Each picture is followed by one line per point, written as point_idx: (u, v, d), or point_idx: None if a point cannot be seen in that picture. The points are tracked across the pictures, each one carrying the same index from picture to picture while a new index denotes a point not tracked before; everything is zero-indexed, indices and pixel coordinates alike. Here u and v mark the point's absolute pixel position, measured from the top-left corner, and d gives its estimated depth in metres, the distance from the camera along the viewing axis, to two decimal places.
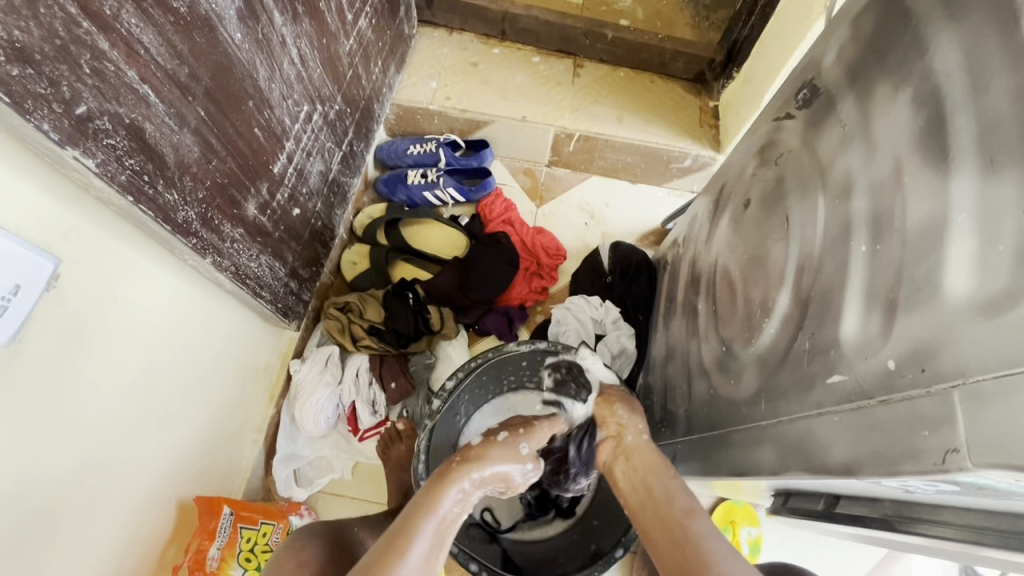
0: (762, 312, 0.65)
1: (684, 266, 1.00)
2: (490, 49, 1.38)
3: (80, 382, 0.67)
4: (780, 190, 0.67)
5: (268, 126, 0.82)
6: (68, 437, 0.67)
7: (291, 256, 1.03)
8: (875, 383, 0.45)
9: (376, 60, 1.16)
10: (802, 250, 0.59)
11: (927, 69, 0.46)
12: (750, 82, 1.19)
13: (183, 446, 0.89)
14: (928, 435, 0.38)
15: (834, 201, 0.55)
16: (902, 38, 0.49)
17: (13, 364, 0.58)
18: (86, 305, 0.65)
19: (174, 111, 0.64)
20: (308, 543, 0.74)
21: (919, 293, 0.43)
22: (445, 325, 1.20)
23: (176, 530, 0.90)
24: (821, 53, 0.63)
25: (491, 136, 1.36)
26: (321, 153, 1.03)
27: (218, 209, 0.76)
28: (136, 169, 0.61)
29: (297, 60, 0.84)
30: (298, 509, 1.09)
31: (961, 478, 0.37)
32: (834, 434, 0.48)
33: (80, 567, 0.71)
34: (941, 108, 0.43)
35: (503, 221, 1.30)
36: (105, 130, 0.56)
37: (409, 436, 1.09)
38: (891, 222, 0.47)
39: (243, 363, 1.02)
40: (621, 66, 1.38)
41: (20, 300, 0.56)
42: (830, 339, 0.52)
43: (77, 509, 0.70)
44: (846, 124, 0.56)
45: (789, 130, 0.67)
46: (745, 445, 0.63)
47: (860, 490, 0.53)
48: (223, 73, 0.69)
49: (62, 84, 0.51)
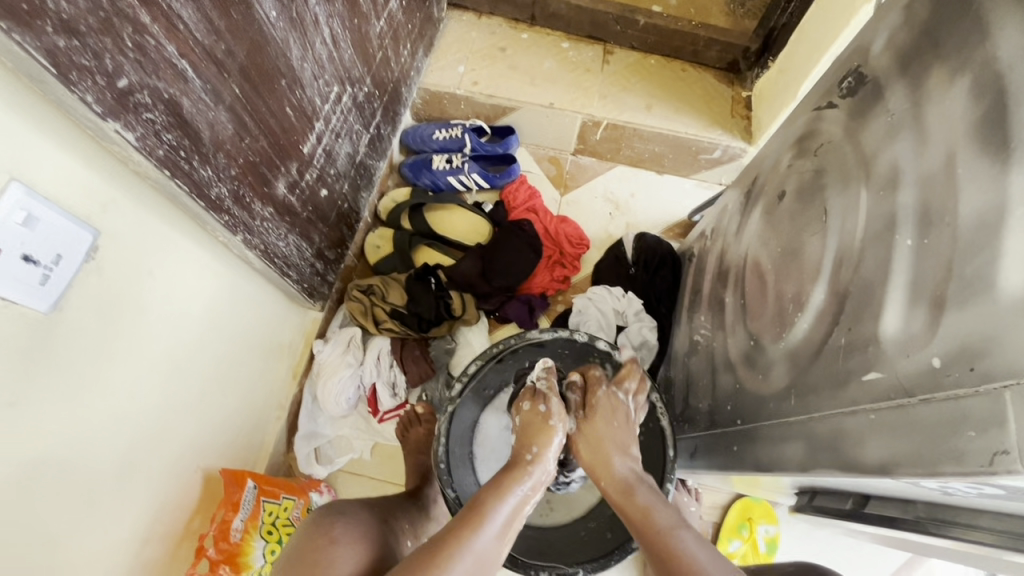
0: (795, 306, 0.63)
1: (711, 259, 0.98)
2: (518, 34, 1.36)
3: (117, 352, 0.69)
4: (819, 182, 0.65)
5: (299, 106, 0.82)
6: (106, 404, 0.69)
7: (317, 238, 1.04)
8: (917, 382, 0.44)
9: (405, 43, 1.15)
10: (840, 243, 0.57)
11: (989, 55, 0.43)
12: (787, 71, 1.15)
13: (211, 419, 0.91)
14: (974, 437, 0.37)
15: (878, 194, 0.53)
16: (962, 24, 0.47)
17: (52, 333, 0.59)
18: (123, 278, 0.66)
19: (211, 87, 0.64)
20: (337, 519, 0.76)
21: (970, 290, 0.41)
22: (467, 311, 1.20)
23: (202, 501, 0.93)
24: (870, 39, 0.60)
25: (516, 122, 1.35)
26: (349, 135, 1.03)
27: (250, 186, 0.77)
28: (173, 144, 0.62)
29: (329, 40, 0.84)
30: (317, 487, 1.11)
31: (1006, 483, 0.36)
32: (869, 433, 0.47)
33: (111, 531, 0.74)
34: (1003, 96, 0.41)
35: (527, 208, 1.29)
36: (145, 105, 0.57)
37: (428, 419, 1.10)
38: (941, 216, 0.45)
39: (269, 341, 1.04)
40: (652, 54, 1.35)
41: (62, 269, 0.58)
42: (869, 334, 0.50)
43: (112, 475, 0.72)
44: (894, 114, 0.54)
45: (830, 119, 0.65)
46: (773, 440, 0.62)
47: (893, 491, 0.52)
48: (258, 51, 0.69)
49: (105, 58, 0.51)
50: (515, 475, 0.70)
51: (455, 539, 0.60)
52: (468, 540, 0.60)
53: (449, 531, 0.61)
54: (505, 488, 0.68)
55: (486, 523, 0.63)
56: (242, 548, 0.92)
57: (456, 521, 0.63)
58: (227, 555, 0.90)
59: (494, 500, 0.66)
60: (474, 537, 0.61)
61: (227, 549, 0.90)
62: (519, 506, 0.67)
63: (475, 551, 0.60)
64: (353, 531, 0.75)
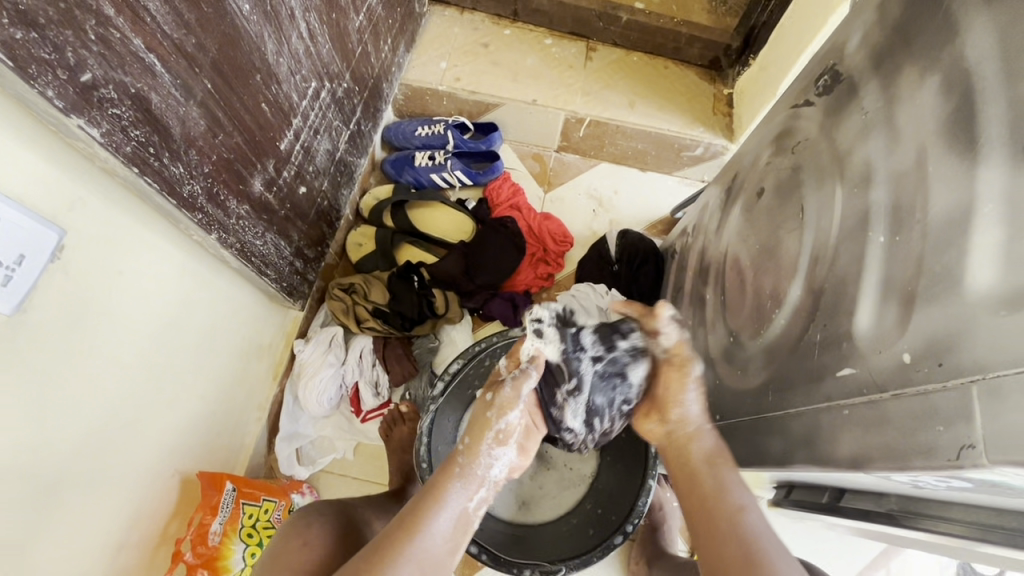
0: (773, 303, 0.64)
1: (692, 256, 0.99)
2: (501, 30, 1.35)
3: (87, 354, 0.67)
4: (796, 179, 0.65)
5: (275, 101, 0.81)
6: (76, 407, 0.67)
7: (297, 236, 1.02)
8: (888, 377, 0.44)
9: (385, 38, 1.14)
10: (816, 239, 0.58)
11: (958, 54, 0.44)
12: (767, 68, 1.16)
13: (187, 421, 0.89)
14: (942, 431, 0.38)
15: (852, 191, 0.54)
16: (932, 23, 0.47)
17: (17, 334, 0.57)
18: (91, 278, 0.65)
19: (181, 82, 0.63)
20: (314, 520, 0.75)
21: (939, 285, 0.42)
22: (450, 309, 1.20)
23: (179, 503, 0.91)
24: (845, 37, 0.61)
25: (500, 119, 1.34)
26: (328, 131, 1.01)
27: (224, 184, 0.76)
28: (142, 140, 0.60)
29: (306, 35, 0.83)
30: (298, 488, 1.10)
31: (973, 475, 0.37)
32: (843, 428, 0.48)
33: (82, 538, 0.72)
34: (970, 95, 0.42)
35: (510, 205, 1.29)
36: (110, 100, 0.55)
37: (412, 418, 1.09)
38: (911, 213, 0.46)
39: (248, 341, 1.03)
40: (634, 51, 1.35)
41: (25, 269, 0.56)
42: (843, 330, 0.51)
43: (83, 479, 0.71)
44: (868, 111, 0.54)
45: (806, 117, 0.66)
46: (751, 435, 0.63)
47: (866, 485, 0.52)
48: (230, 46, 0.67)
49: (66, 50, 0.50)
50: (453, 470, 0.67)
51: (393, 547, 0.60)
52: (405, 549, 0.60)
53: (390, 536, 0.61)
54: (442, 489, 0.65)
55: (427, 523, 0.62)
56: (221, 551, 0.91)
57: (395, 528, 0.62)
58: (205, 559, 0.89)
59: (433, 505, 0.64)
60: (412, 541, 0.61)
61: (206, 553, 0.89)
62: (461, 510, 0.65)
63: (416, 558, 0.60)
64: (327, 531, 0.74)
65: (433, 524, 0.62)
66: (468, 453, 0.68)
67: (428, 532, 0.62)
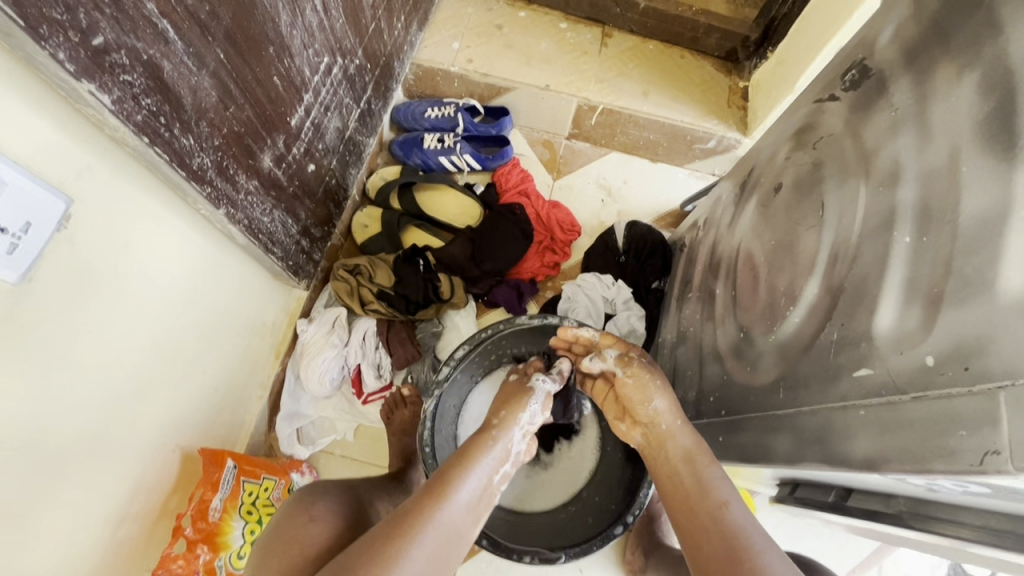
0: (787, 299, 0.63)
1: (703, 250, 0.98)
2: (515, 12, 1.33)
3: (91, 325, 0.66)
4: (816, 175, 0.64)
5: (287, 75, 0.79)
6: (80, 378, 0.66)
7: (304, 214, 1.01)
8: (909, 379, 0.44)
9: (399, 16, 1.11)
10: (836, 237, 0.57)
11: (999, 52, 0.43)
12: (786, 62, 1.14)
13: (188, 397, 0.89)
14: (965, 436, 0.38)
15: (878, 189, 0.53)
16: (973, 19, 0.46)
17: (23, 303, 0.56)
18: (98, 249, 0.64)
19: (193, 51, 0.61)
20: (318, 499, 0.76)
21: (968, 288, 0.41)
22: (455, 295, 1.18)
23: (180, 479, 0.91)
24: (876, 31, 0.60)
25: (511, 103, 1.32)
26: (339, 108, 0.99)
27: (234, 157, 0.74)
28: (152, 109, 0.59)
29: (319, 8, 0.81)
30: (298, 467, 1.11)
31: (993, 481, 0.37)
32: (858, 428, 0.47)
33: (84, 509, 0.72)
34: (1011, 95, 0.41)
35: (519, 191, 1.28)
36: (122, 65, 0.54)
37: (414, 402, 1.09)
38: (941, 214, 0.45)
39: (251, 319, 1.02)
40: (650, 39, 1.33)
41: (32, 237, 0.55)
42: (862, 330, 0.50)
43: (84, 452, 0.70)
44: (897, 108, 0.53)
45: (830, 112, 0.65)
46: (760, 431, 0.62)
47: (876, 485, 0.52)
48: (244, 15, 0.65)
49: (79, 12, 0.48)
50: (482, 443, 0.69)
51: (420, 513, 0.59)
52: (433, 513, 0.60)
53: (416, 503, 0.61)
54: (471, 461, 0.66)
55: (453, 493, 0.62)
56: (221, 527, 0.91)
57: (422, 495, 0.62)
58: (206, 535, 0.89)
59: (459, 474, 0.64)
60: (438, 508, 0.60)
61: (206, 529, 0.89)
62: (488, 481, 0.66)
63: (443, 524, 0.60)
64: (331, 510, 0.75)
65: (460, 494, 0.63)
66: (502, 420, 0.72)
67: (456, 498, 0.62)
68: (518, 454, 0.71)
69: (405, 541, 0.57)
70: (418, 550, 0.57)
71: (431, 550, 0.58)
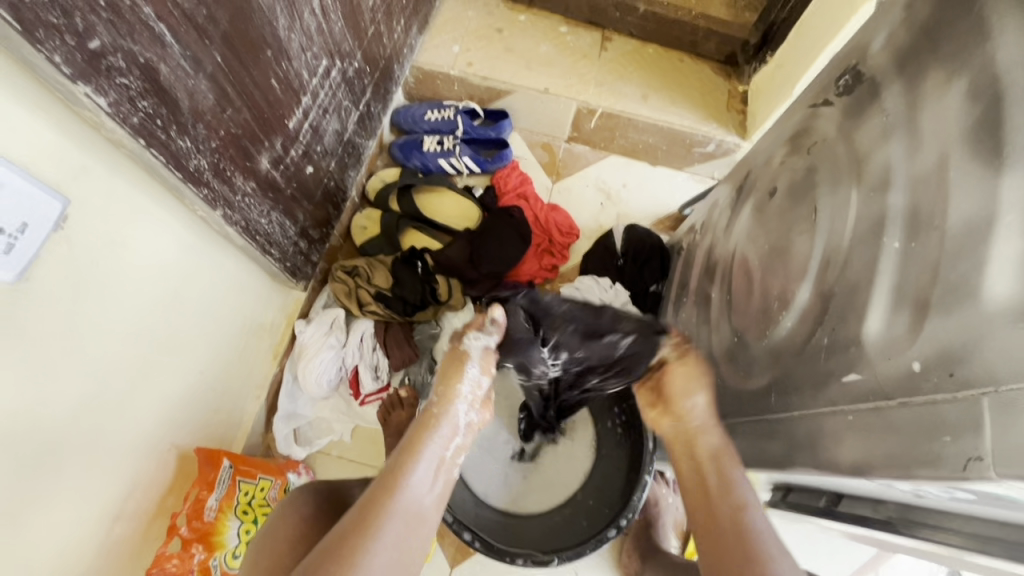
0: (780, 304, 0.63)
1: (700, 253, 0.98)
2: (516, 16, 1.33)
3: (88, 324, 0.66)
4: (810, 180, 0.64)
5: (285, 78, 0.80)
6: (76, 377, 0.67)
7: (302, 216, 1.02)
8: (896, 385, 0.44)
9: (398, 19, 1.12)
10: (828, 242, 0.57)
11: (988, 58, 0.43)
12: (785, 66, 1.14)
13: (185, 397, 0.89)
14: (949, 441, 0.38)
15: (869, 194, 0.53)
16: (962, 25, 0.46)
17: (21, 303, 0.57)
18: (95, 250, 0.64)
19: (190, 55, 0.62)
20: (312, 496, 0.77)
21: (954, 294, 0.41)
22: (452, 296, 1.19)
23: (176, 478, 0.91)
24: (870, 37, 0.60)
25: (511, 106, 1.33)
26: (338, 110, 1.00)
27: (231, 159, 0.75)
28: (149, 112, 0.60)
29: (318, 11, 0.81)
30: (295, 468, 1.12)
31: (976, 487, 0.37)
32: (846, 433, 0.47)
33: (79, 507, 0.73)
34: (999, 101, 0.41)
35: (517, 194, 1.28)
36: (118, 69, 0.55)
37: (411, 403, 1.09)
38: (930, 220, 0.45)
39: (249, 320, 1.02)
40: (650, 42, 1.33)
41: (29, 237, 0.55)
42: (852, 336, 0.50)
43: (80, 450, 0.71)
44: (889, 114, 0.53)
45: (824, 117, 0.65)
46: (752, 435, 0.62)
47: (865, 490, 0.52)
48: (242, 19, 0.66)
49: (75, 16, 0.49)
50: (426, 425, 0.66)
51: (371, 514, 0.58)
52: (387, 505, 0.59)
53: (365, 504, 0.60)
54: (416, 444, 0.64)
55: (404, 482, 0.61)
56: (216, 527, 0.92)
57: (370, 493, 0.61)
58: (201, 533, 0.90)
59: (407, 462, 0.63)
60: (391, 502, 0.60)
61: (201, 528, 0.90)
62: (440, 458, 0.65)
63: (399, 513, 0.60)
64: (325, 507, 0.76)
65: (412, 480, 0.62)
66: (442, 395, 0.68)
67: (408, 486, 0.61)
68: (471, 422, 0.69)
69: (361, 540, 0.57)
70: (379, 546, 0.57)
71: (393, 541, 0.58)
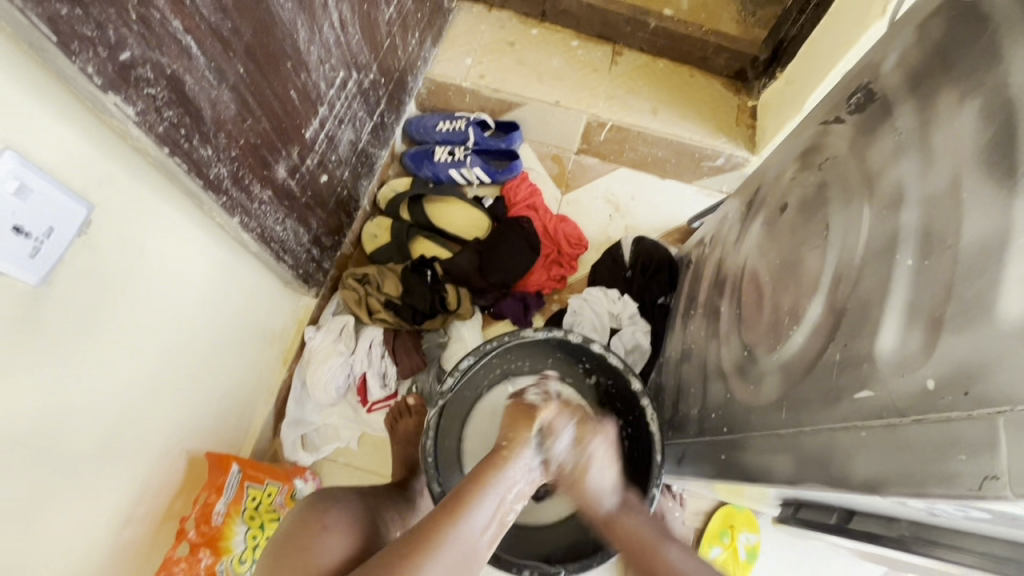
0: (791, 319, 0.63)
1: (709, 266, 0.98)
2: (528, 29, 1.35)
3: (108, 328, 0.67)
4: (822, 197, 0.65)
5: (304, 89, 0.81)
6: (98, 380, 0.68)
7: (315, 224, 1.03)
8: (910, 403, 0.44)
9: (413, 32, 1.14)
10: (840, 258, 0.57)
11: (1002, 79, 0.43)
12: (795, 81, 1.15)
13: (197, 402, 0.90)
14: (965, 460, 0.38)
15: (882, 211, 0.53)
16: (975, 46, 0.47)
17: (43, 307, 0.58)
18: (117, 255, 0.66)
19: (214, 66, 0.63)
20: (328, 506, 0.77)
21: (968, 313, 0.42)
22: (461, 305, 1.19)
23: (186, 482, 0.92)
24: (882, 57, 0.60)
25: (522, 119, 1.34)
26: (353, 121, 1.02)
27: (249, 167, 0.76)
28: (174, 121, 0.61)
29: (337, 24, 0.83)
30: (303, 474, 1.10)
31: (991, 507, 0.37)
32: (857, 449, 0.48)
33: (91, 511, 0.73)
34: (1011, 122, 0.41)
35: (527, 205, 1.29)
36: (147, 79, 0.56)
37: (419, 411, 1.10)
38: (943, 238, 0.45)
39: (260, 325, 1.03)
40: (660, 57, 1.34)
41: (54, 242, 0.56)
42: (865, 352, 0.50)
43: (95, 453, 0.71)
44: (901, 133, 0.53)
45: (836, 134, 0.65)
46: (761, 450, 0.62)
47: (878, 508, 0.52)
48: (264, 32, 0.68)
49: (108, 28, 0.50)
50: (497, 463, 0.69)
51: (436, 532, 0.60)
52: (451, 530, 0.60)
53: (434, 520, 0.61)
54: (486, 479, 0.67)
55: (469, 514, 0.63)
56: (223, 532, 0.92)
57: (438, 512, 0.62)
58: (209, 538, 0.90)
59: (474, 496, 0.64)
60: (456, 528, 0.61)
61: (209, 533, 0.90)
62: (502, 501, 0.66)
63: (459, 542, 0.60)
64: (342, 519, 0.76)
65: (476, 516, 0.63)
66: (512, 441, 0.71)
67: (473, 519, 0.62)
68: (532, 475, 0.71)
69: (423, 557, 0.58)
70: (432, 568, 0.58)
71: (448, 564, 0.59)
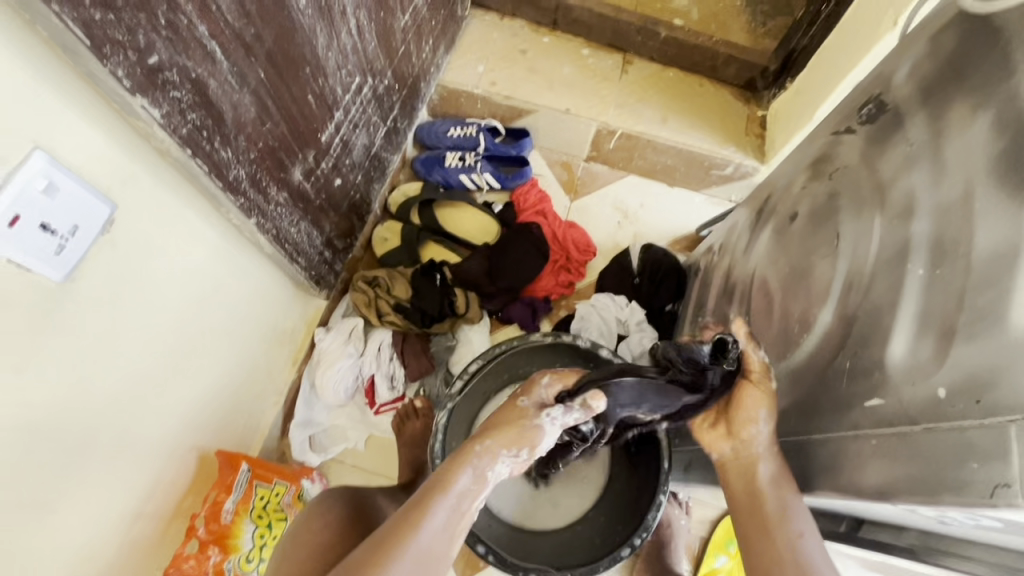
0: (801, 327, 0.64)
1: (717, 274, 0.99)
2: (539, 38, 1.36)
3: (125, 325, 0.69)
4: (832, 206, 0.65)
5: (321, 94, 0.83)
6: (114, 375, 0.69)
7: (328, 226, 1.04)
8: (921, 410, 0.44)
9: (427, 39, 1.16)
10: (851, 267, 0.58)
11: (1013, 91, 0.44)
12: (805, 91, 1.15)
13: (208, 400, 0.91)
14: (976, 468, 0.39)
15: (893, 221, 0.54)
16: (987, 59, 0.47)
17: (63, 303, 0.59)
18: (136, 253, 0.67)
19: (237, 70, 0.64)
20: (332, 499, 0.79)
21: (979, 322, 0.42)
22: (469, 309, 1.20)
23: (195, 481, 0.93)
24: (893, 69, 0.61)
25: (532, 125, 1.35)
26: (367, 126, 1.03)
27: (266, 170, 0.78)
28: (197, 124, 0.63)
29: (354, 31, 0.85)
30: (310, 474, 1.11)
31: (1001, 514, 0.38)
32: (868, 457, 0.48)
33: (102, 506, 0.74)
34: (1023, 134, 0.42)
35: (536, 211, 1.30)
36: (172, 82, 0.58)
37: (426, 414, 1.11)
38: (955, 247, 0.46)
39: (271, 326, 1.04)
40: (671, 66, 1.35)
41: (77, 240, 0.57)
42: (875, 360, 0.51)
43: (108, 449, 0.72)
44: (913, 143, 0.54)
45: (846, 144, 0.66)
46: (770, 457, 0.63)
47: (887, 516, 0.52)
48: (285, 38, 0.69)
49: (138, 33, 0.52)
50: (461, 462, 0.67)
51: (393, 537, 0.59)
52: (408, 535, 0.60)
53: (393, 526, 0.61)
54: (448, 480, 0.65)
55: (429, 516, 0.62)
56: (232, 530, 0.92)
57: (398, 517, 0.62)
58: (217, 536, 0.90)
59: (435, 498, 0.63)
60: (415, 533, 0.60)
61: (218, 530, 0.91)
62: (465, 499, 0.65)
63: (417, 546, 0.59)
64: (346, 511, 0.78)
65: (436, 517, 0.62)
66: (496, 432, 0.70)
67: (432, 520, 0.61)
68: (502, 474, 0.69)
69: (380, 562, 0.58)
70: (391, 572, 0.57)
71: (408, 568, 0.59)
